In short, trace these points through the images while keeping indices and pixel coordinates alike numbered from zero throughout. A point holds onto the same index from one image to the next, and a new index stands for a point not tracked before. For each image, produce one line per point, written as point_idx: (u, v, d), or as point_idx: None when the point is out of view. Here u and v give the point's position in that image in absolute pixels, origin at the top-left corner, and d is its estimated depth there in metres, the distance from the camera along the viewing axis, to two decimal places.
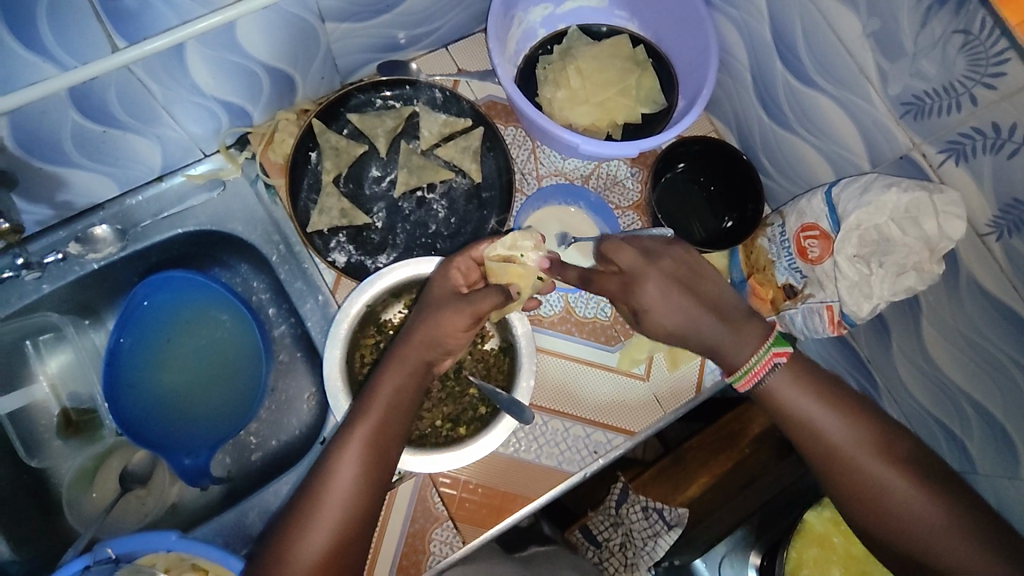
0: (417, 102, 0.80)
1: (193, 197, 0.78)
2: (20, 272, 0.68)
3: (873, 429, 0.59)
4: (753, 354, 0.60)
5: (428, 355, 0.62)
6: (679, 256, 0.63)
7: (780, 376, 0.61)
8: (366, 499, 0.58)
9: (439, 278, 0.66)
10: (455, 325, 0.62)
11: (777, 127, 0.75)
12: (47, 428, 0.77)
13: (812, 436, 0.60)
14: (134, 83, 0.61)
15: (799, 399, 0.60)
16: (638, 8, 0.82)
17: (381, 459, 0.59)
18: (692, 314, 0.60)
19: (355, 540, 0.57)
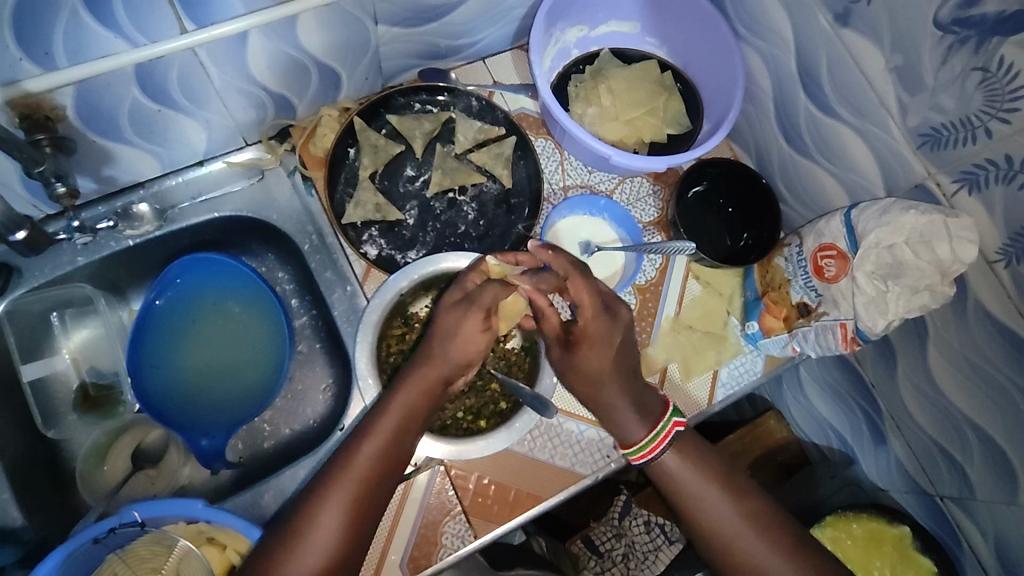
0: (454, 108, 0.84)
1: (231, 184, 0.80)
2: (73, 235, 0.71)
3: (753, 507, 0.64)
4: (647, 433, 0.67)
5: (436, 375, 0.65)
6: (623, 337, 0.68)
7: (675, 457, 0.66)
8: (363, 524, 0.58)
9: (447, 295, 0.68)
10: (472, 330, 0.65)
11: (796, 154, 0.79)
12: (64, 403, 0.77)
13: (699, 519, 0.64)
14: (195, 66, 0.64)
15: (689, 483, 0.65)
16: (668, 36, 0.86)
17: (382, 476, 0.60)
18: (603, 386, 0.67)
19: (348, 562, 0.56)
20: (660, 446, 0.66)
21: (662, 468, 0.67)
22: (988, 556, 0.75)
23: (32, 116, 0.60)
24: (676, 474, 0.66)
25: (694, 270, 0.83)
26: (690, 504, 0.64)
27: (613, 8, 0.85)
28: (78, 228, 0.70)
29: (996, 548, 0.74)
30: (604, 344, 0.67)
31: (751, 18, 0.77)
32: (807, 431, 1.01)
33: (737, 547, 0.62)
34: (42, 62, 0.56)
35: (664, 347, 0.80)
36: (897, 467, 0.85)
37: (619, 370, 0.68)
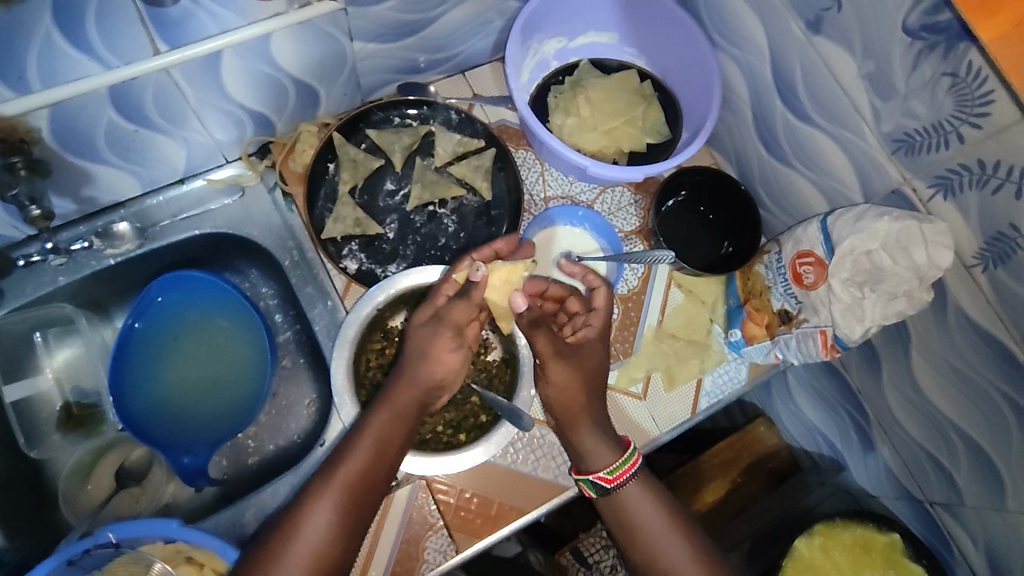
0: (433, 122, 0.84)
1: (213, 201, 0.80)
2: (48, 256, 0.73)
3: (699, 543, 0.67)
4: (618, 457, 0.68)
5: (417, 396, 0.64)
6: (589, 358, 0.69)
7: (637, 486, 0.69)
8: (349, 529, 0.59)
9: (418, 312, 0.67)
10: (442, 348, 0.64)
11: (775, 160, 0.79)
12: (47, 421, 0.78)
13: (649, 554, 0.67)
14: (170, 87, 0.65)
15: (644, 519, 0.68)
16: (646, 45, 0.87)
17: (360, 500, 0.60)
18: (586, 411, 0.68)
19: (333, 563, 0.58)
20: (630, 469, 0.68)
21: (621, 499, 0.68)
22: (978, 561, 0.75)
23: (6, 140, 0.60)
24: (634, 506, 0.68)
25: (676, 278, 0.83)
26: (642, 538, 0.67)
27: (591, 19, 0.85)
28: (52, 249, 0.72)
29: (986, 554, 0.73)
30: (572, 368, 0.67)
31: (726, 26, 0.77)
32: (797, 437, 1.01)
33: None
34: (16, 86, 0.57)
35: (646, 357, 0.79)
36: (886, 473, 0.84)
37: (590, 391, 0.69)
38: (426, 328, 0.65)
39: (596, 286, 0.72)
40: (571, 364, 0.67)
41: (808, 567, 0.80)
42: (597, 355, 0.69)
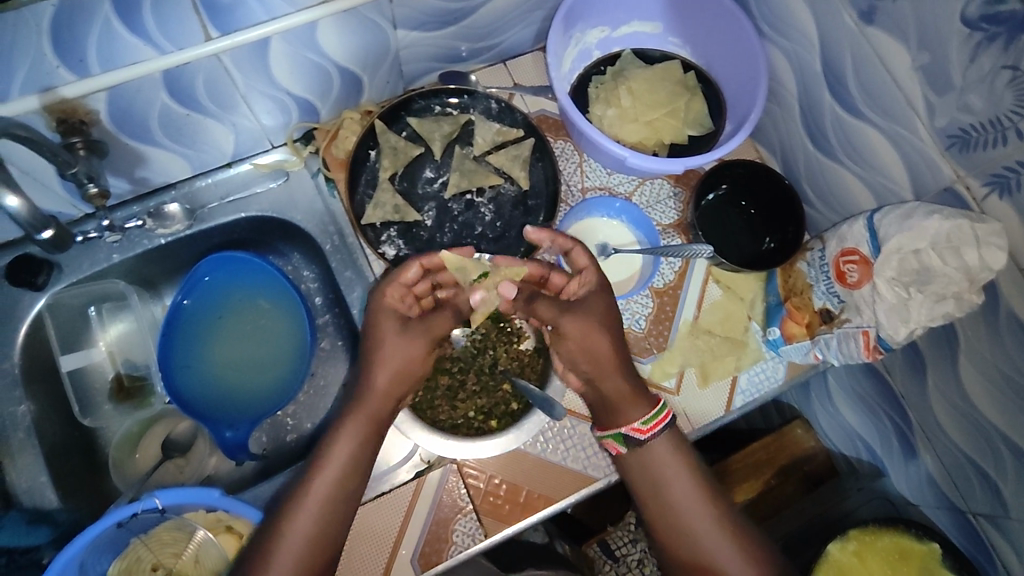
0: (473, 111, 0.84)
1: (257, 185, 0.82)
2: (104, 233, 0.75)
3: (724, 512, 0.68)
4: (648, 411, 0.68)
5: (401, 372, 0.65)
6: (599, 304, 0.68)
7: (665, 444, 0.68)
8: (355, 481, 0.62)
9: (380, 315, 0.66)
10: (416, 345, 0.67)
11: (821, 155, 0.77)
12: (100, 392, 0.82)
13: (669, 506, 0.68)
14: (220, 72, 0.67)
15: (667, 481, 0.68)
16: (691, 35, 0.85)
17: (365, 453, 0.63)
18: (602, 366, 0.67)
19: (343, 512, 0.61)
20: (661, 422, 0.67)
21: (646, 456, 0.68)
22: None
23: (68, 121, 0.64)
24: (661, 460, 0.68)
25: (714, 273, 0.81)
26: (665, 493, 0.68)
27: (634, 8, 0.84)
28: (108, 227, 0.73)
29: None
30: (587, 317, 0.67)
31: (774, 16, 0.75)
32: (835, 442, 0.98)
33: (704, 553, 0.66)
34: (77, 69, 0.60)
35: (681, 352, 0.78)
36: (928, 481, 0.81)
37: (612, 343, 0.68)
38: (396, 322, 0.66)
39: (568, 248, 0.70)
40: (581, 316, 0.67)
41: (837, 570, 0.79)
42: (602, 303, 0.69)
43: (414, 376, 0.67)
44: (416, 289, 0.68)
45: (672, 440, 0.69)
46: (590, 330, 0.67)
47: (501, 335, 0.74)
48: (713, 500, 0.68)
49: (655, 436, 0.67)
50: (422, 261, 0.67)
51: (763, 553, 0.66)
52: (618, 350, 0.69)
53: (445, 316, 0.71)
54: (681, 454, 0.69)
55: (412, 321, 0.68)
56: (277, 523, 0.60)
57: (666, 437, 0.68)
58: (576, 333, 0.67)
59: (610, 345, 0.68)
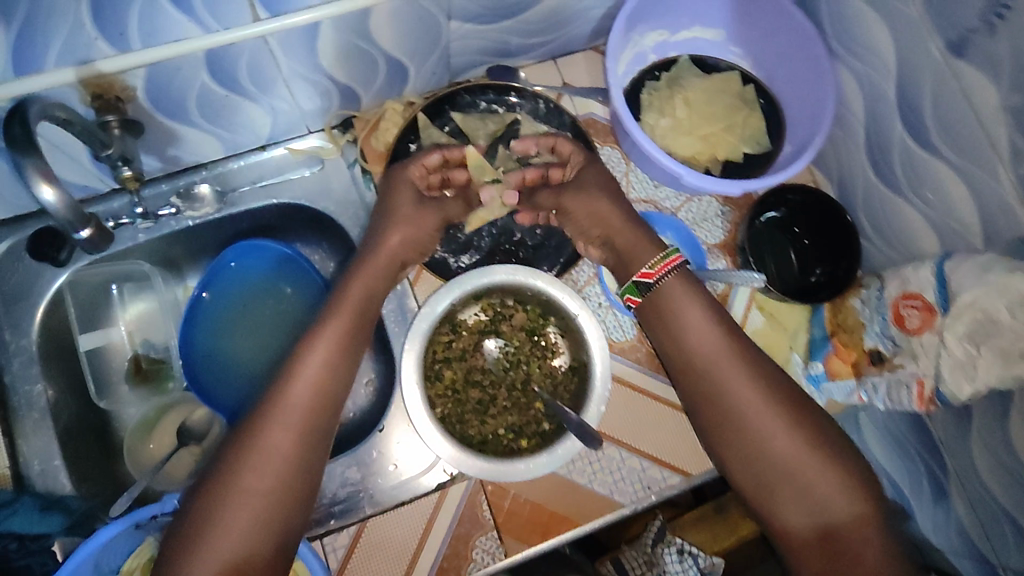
0: (520, 110, 0.80)
1: (291, 171, 0.79)
2: (136, 220, 0.73)
3: (775, 382, 0.65)
4: (658, 254, 0.70)
5: (390, 266, 0.69)
6: (601, 179, 0.74)
7: (677, 281, 0.68)
8: (335, 382, 0.62)
9: (395, 188, 0.72)
10: (425, 223, 0.72)
11: (885, 188, 0.71)
12: (117, 372, 0.80)
13: (695, 364, 0.67)
14: (264, 54, 0.63)
15: (705, 336, 0.67)
16: (754, 47, 0.81)
17: (344, 359, 0.63)
18: (605, 210, 0.72)
19: (326, 414, 0.61)
20: (671, 264, 0.69)
21: (678, 310, 0.68)
22: None
23: (104, 98, 0.60)
24: (674, 298, 0.68)
25: (757, 299, 0.78)
26: (688, 347, 0.67)
27: (698, 13, 0.80)
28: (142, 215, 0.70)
29: None
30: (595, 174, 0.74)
31: (849, 36, 0.71)
32: None
33: (757, 417, 0.63)
34: (116, 42, 0.56)
35: None
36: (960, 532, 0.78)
37: (616, 201, 0.73)
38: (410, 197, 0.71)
39: (552, 143, 0.75)
40: (581, 192, 0.73)
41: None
42: (598, 177, 0.74)
43: (417, 250, 0.72)
44: (439, 172, 0.73)
45: (684, 287, 0.69)
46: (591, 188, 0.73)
47: (535, 349, 0.72)
48: (738, 346, 0.66)
49: (663, 279, 0.69)
50: (444, 149, 0.73)
51: (821, 440, 0.62)
52: (618, 232, 0.72)
53: (456, 202, 0.75)
54: (698, 295, 0.68)
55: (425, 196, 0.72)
56: (233, 457, 0.57)
57: (677, 280, 0.69)
58: (579, 210, 0.73)
59: (614, 205, 0.72)
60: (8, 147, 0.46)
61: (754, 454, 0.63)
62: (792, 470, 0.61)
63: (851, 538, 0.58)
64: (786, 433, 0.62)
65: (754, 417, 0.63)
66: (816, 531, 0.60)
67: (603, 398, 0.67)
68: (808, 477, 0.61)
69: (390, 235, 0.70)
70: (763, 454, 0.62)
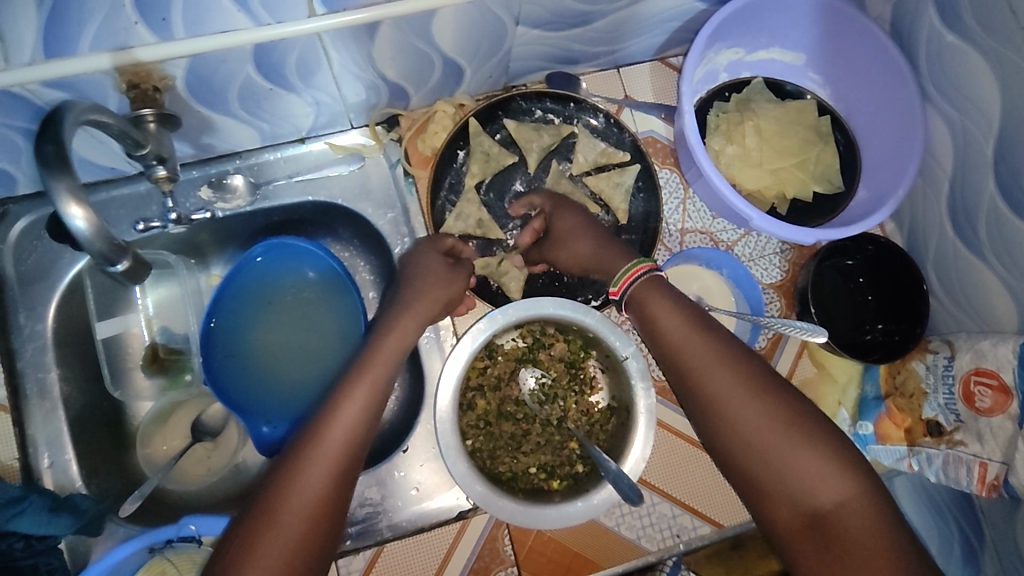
0: (577, 122, 0.75)
1: (329, 168, 0.75)
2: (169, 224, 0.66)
3: (738, 357, 0.56)
4: (625, 266, 0.65)
5: (427, 315, 0.64)
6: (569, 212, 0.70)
7: (646, 283, 0.62)
8: (372, 427, 0.56)
9: (422, 257, 0.67)
10: (441, 283, 0.65)
11: (962, 247, 0.67)
12: (134, 358, 0.76)
13: (668, 355, 0.58)
14: (317, 49, 0.58)
15: (667, 318, 0.59)
16: (836, 76, 0.75)
17: (380, 404, 0.57)
18: (584, 244, 0.68)
19: (359, 462, 0.54)
20: (640, 271, 0.62)
21: (645, 300, 0.61)
22: None
23: (141, 87, 0.55)
24: (643, 296, 0.61)
25: (809, 348, 0.74)
26: (660, 339, 0.59)
27: (779, 34, 0.74)
28: (174, 219, 0.65)
29: None
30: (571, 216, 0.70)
31: (947, 80, 0.65)
32: None
33: (719, 397, 0.54)
34: (159, 29, 0.51)
35: None
36: None
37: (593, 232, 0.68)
38: (436, 264, 0.66)
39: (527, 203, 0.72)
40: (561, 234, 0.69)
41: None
42: (572, 211, 0.70)
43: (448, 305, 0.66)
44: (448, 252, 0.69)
45: (651, 284, 0.62)
46: (569, 228, 0.69)
47: (573, 383, 0.68)
48: (710, 335, 0.57)
49: (634, 278, 0.62)
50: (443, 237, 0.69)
51: (798, 416, 0.53)
52: (603, 257, 0.67)
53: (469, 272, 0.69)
54: (664, 289, 0.61)
55: (452, 267, 0.67)
56: (262, 512, 0.49)
57: (646, 281, 0.62)
58: (572, 251, 0.68)
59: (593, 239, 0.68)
60: (38, 164, 0.43)
61: (732, 446, 0.54)
62: (765, 456, 0.52)
63: (844, 527, 0.48)
64: (763, 421, 0.53)
65: (725, 407, 0.54)
66: (802, 520, 0.50)
67: (646, 441, 0.62)
68: (783, 458, 0.51)
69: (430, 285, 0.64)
70: (737, 444, 0.53)
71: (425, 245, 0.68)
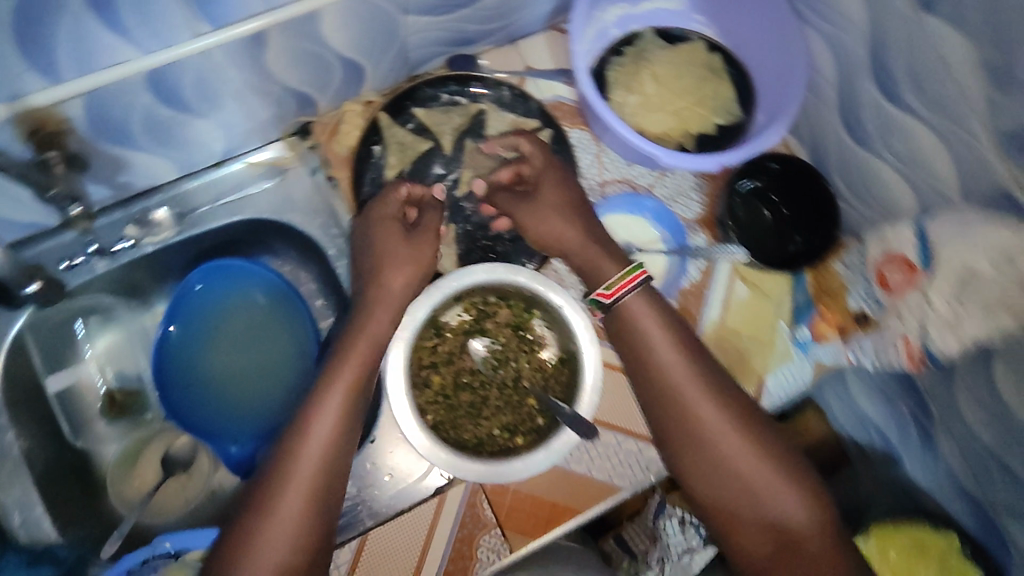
0: (484, 100, 0.78)
1: (251, 185, 0.77)
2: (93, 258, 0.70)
3: (727, 392, 0.62)
4: (621, 269, 0.66)
5: (396, 311, 0.65)
6: (556, 184, 0.71)
7: (638, 301, 0.65)
8: (345, 442, 0.59)
9: (381, 227, 0.68)
10: (399, 255, 0.67)
11: (857, 149, 0.71)
12: (92, 408, 0.77)
13: (659, 381, 0.62)
14: (211, 69, 0.60)
15: (663, 347, 0.63)
16: (718, 13, 0.79)
17: (354, 415, 0.60)
18: (570, 239, 0.68)
19: (337, 473, 0.58)
20: (637, 279, 0.65)
21: (637, 327, 0.64)
22: None
23: (42, 133, 0.57)
24: (636, 319, 0.64)
25: (740, 271, 0.78)
26: (653, 367, 0.63)
27: None
28: None
29: None
30: (551, 180, 0.71)
31: None
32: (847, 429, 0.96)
33: (707, 424, 0.60)
34: (48, 73, 0.52)
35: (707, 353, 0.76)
36: None
37: (576, 216, 0.69)
38: (393, 232, 0.68)
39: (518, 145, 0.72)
40: (534, 205, 0.70)
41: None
42: (556, 178, 0.71)
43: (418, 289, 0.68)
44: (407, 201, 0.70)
45: (652, 309, 0.65)
46: (546, 208, 0.69)
47: (522, 344, 0.71)
48: (702, 366, 0.63)
49: (624, 294, 0.65)
50: (407, 186, 0.70)
51: (779, 452, 0.60)
52: (584, 255, 0.68)
53: (431, 215, 0.71)
54: (661, 313, 0.65)
55: (409, 232, 0.69)
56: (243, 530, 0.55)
57: (641, 298, 0.65)
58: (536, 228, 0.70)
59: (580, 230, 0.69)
60: None
61: (716, 466, 0.59)
62: (747, 481, 0.58)
63: (808, 544, 0.56)
64: (746, 448, 0.59)
65: (716, 434, 0.60)
66: (773, 545, 0.57)
67: (596, 387, 0.65)
68: (761, 487, 0.58)
69: (397, 273, 0.66)
70: (723, 466, 0.59)
71: (388, 192, 0.70)
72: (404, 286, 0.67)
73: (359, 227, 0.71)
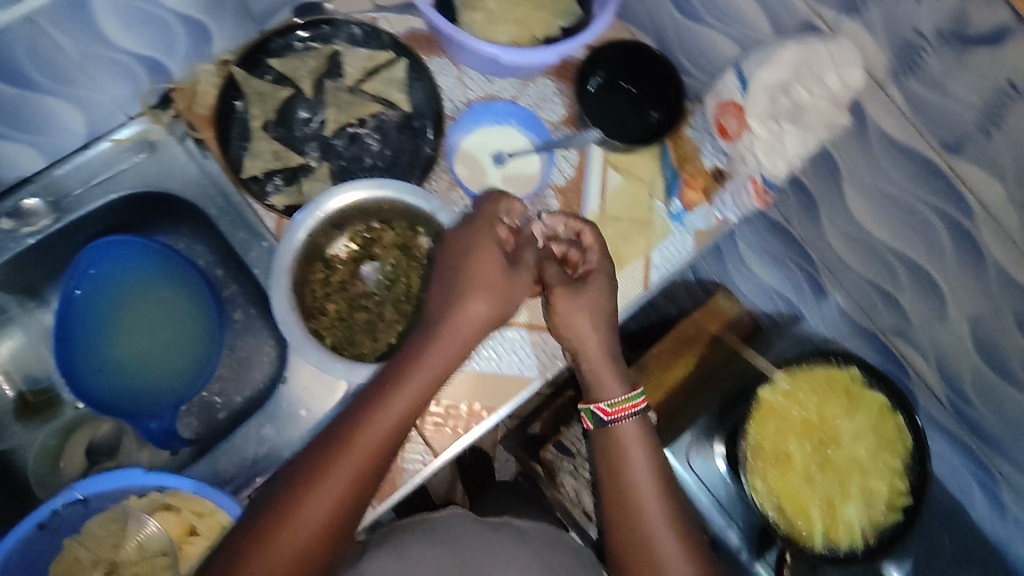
0: (337, 40, 0.80)
1: (121, 162, 0.77)
2: None
3: (686, 533, 0.66)
4: (626, 390, 0.70)
5: (456, 349, 0.65)
6: (598, 291, 0.70)
7: (632, 429, 0.69)
8: (370, 484, 0.58)
9: (478, 244, 0.67)
10: (485, 264, 0.66)
11: (688, 20, 0.76)
12: (4, 413, 0.77)
13: (618, 474, 0.67)
14: (40, 38, 0.61)
15: (636, 461, 0.67)
16: None
17: (385, 452, 0.59)
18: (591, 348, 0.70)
19: (357, 510, 0.57)
20: (631, 409, 0.69)
21: (620, 451, 0.68)
22: (931, 374, 0.80)
23: None
24: (626, 443, 0.68)
25: (611, 159, 0.81)
26: (619, 461, 0.68)
27: None
28: None
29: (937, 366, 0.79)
30: (593, 291, 0.70)
31: None
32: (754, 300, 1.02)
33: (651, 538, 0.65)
34: None
35: None
36: (840, 314, 0.88)
37: (607, 345, 0.71)
38: (492, 259, 0.66)
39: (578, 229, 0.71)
40: (573, 292, 0.70)
41: (775, 457, 0.80)
42: (606, 287, 0.71)
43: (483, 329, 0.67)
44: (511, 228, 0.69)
45: (640, 436, 0.69)
46: (580, 310, 0.69)
47: (411, 262, 0.73)
48: (669, 495, 0.67)
49: (621, 417, 0.69)
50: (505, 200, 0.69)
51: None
52: (592, 369, 0.70)
53: (530, 251, 0.70)
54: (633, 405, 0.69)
55: (506, 257, 0.68)
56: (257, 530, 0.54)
57: (635, 424, 0.69)
58: (559, 291, 0.70)
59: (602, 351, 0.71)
60: None
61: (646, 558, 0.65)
62: None
63: None
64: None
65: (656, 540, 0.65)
66: None
67: None
68: None
69: (473, 304, 0.65)
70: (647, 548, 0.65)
71: (487, 207, 0.68)
72: (477, 327, 0.66)
73: (455, 233, 0.68)
